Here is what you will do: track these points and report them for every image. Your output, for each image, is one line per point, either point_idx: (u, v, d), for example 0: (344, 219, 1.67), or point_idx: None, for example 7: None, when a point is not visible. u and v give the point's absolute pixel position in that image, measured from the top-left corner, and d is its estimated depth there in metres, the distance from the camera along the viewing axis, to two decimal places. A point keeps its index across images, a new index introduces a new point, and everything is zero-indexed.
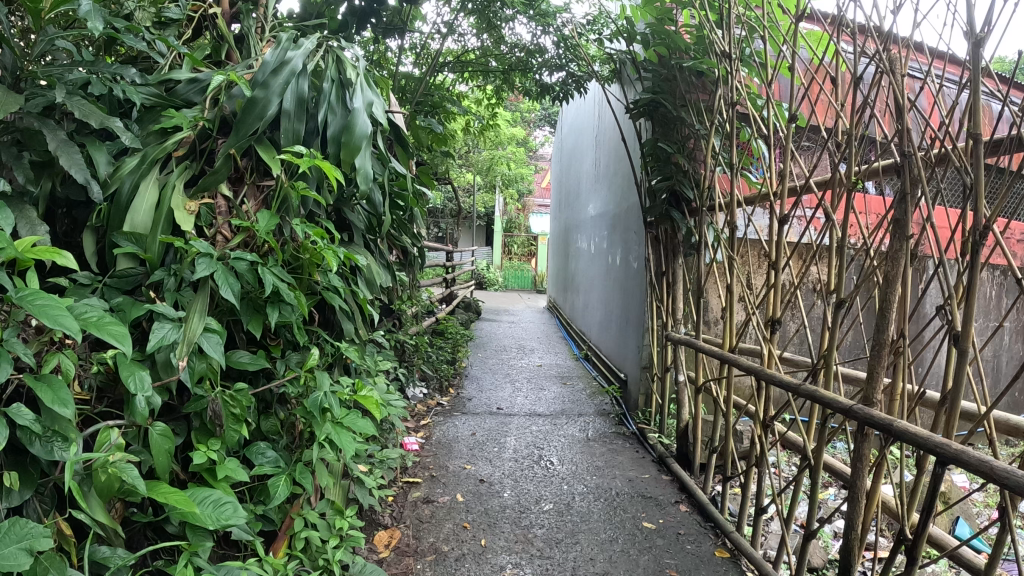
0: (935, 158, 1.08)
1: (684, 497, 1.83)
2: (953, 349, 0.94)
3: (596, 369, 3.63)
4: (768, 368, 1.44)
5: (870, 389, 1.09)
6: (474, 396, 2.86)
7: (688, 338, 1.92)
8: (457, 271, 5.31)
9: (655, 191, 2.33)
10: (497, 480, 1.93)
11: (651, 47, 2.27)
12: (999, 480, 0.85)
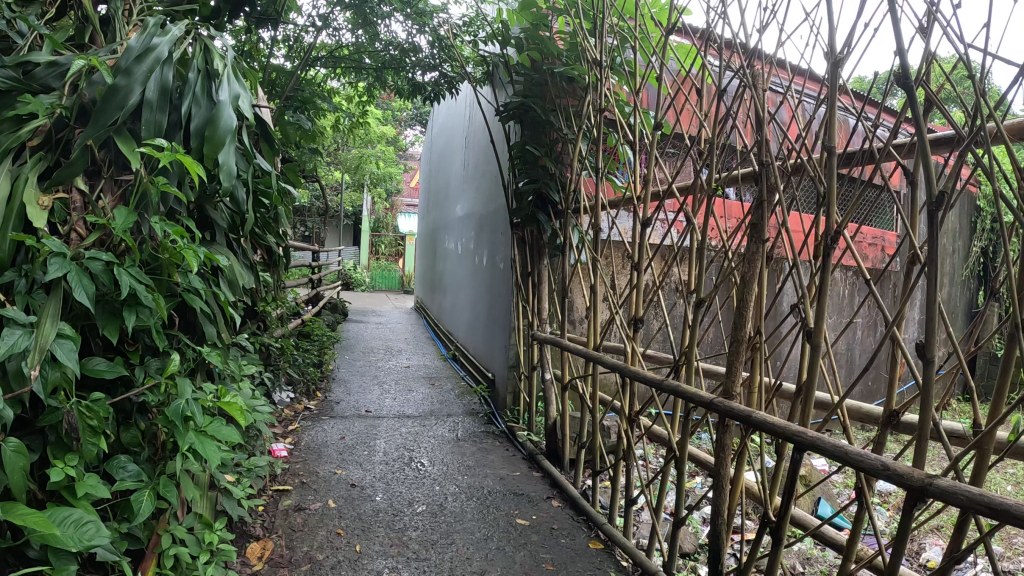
0: (791, 168, 1.14)
1: (556, 493, 1.87)
2: (806, 343, 1.01)
3: (464, 370, 3.63)
4: (632, 366, 1.46)
5: (729, 383, 1.15)
6: (341, 399, 2.80)
7: (554, 337, 1.96)
8: (323, 272, 5.19)
9: (525, 193, 2.38)
10: (368, 484, 1.90)
11: (525, 51, 2.32)
12: (854, 463, 0.96)
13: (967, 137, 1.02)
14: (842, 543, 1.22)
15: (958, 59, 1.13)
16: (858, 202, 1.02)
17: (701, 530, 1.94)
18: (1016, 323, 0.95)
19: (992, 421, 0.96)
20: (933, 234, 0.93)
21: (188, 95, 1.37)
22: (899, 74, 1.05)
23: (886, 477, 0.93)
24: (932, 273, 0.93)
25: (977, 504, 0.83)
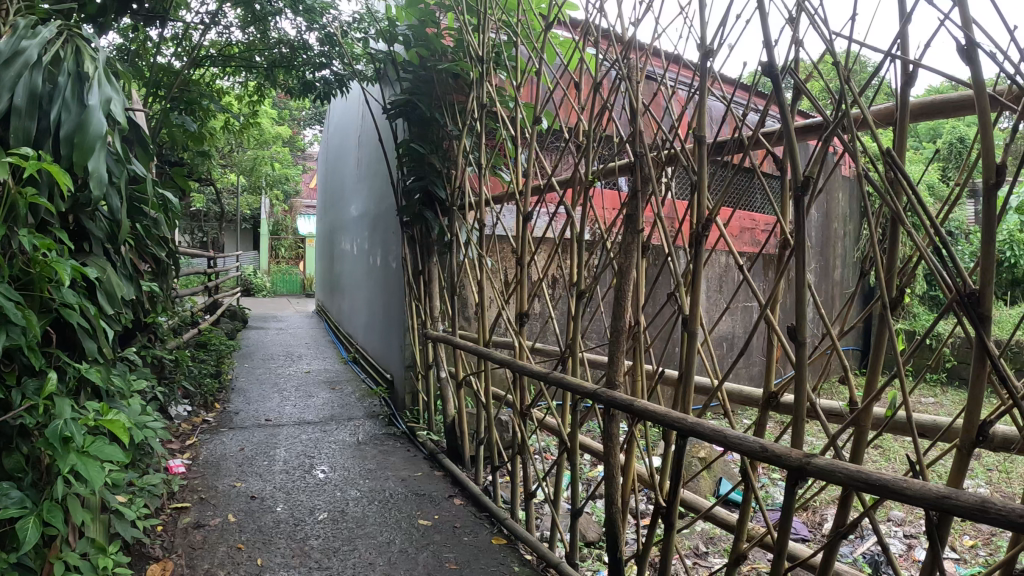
0: (663, 157, 1.17)
1: (457, 492, 1.87)
2: (683, 328, 1.03)
3: (363, 372, 3.60)
4: (521, 360, 1.49)
5: (613, 372, 1.19)
6: (241, 409, 2.73)
7: (446, 335, 1.97)
8: (221, 278, 5.07)
9: (411, 190, 2.39)
10: (269, 495, 1.85)
11: (413, 49, 2.31)
12: (734, 447, 1.00)
13: (832, 122, 1.04)
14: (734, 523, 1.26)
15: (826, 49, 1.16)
16: (730, 187, 1.05)
17: (597, 519, 1.99)
18: (885, 302, 0.98)
19: (868, 396, 0.98)
20: (801, 215, 0.96)
21: (57, 101, 1.31)
22: (765, 62, 1.08)
23: (763, 459, 0.97)
24: (801, 256, 0.95)
25: (855, 479, 0.89)
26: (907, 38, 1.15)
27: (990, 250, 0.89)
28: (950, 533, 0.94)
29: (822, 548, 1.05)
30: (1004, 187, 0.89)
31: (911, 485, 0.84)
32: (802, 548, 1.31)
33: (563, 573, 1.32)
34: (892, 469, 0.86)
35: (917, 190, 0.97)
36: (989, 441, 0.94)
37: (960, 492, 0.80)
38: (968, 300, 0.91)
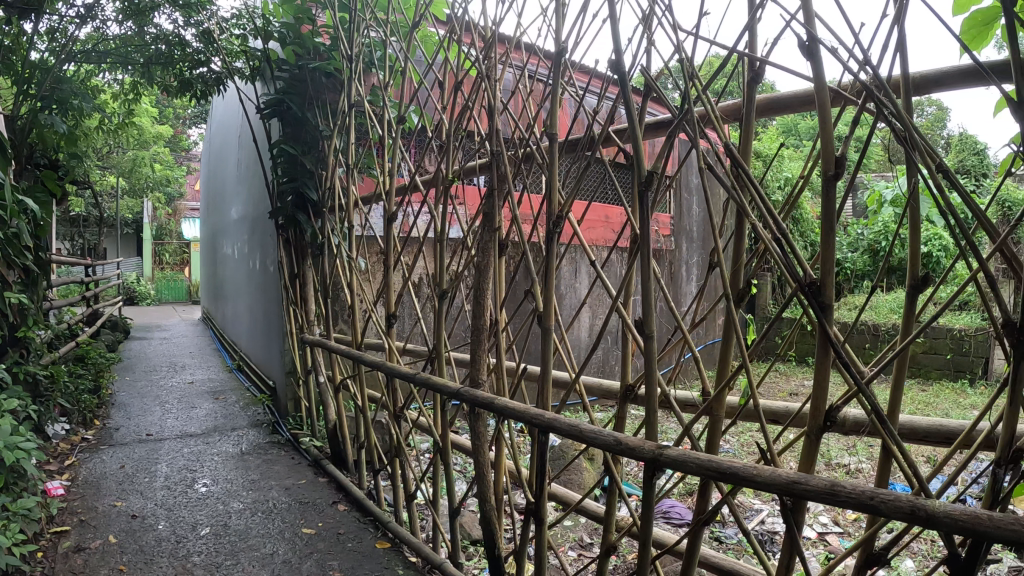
0: (521, 157, 1.45)
1: (341, 497, 2.14)
2: (540, 325, 1.29)
3: (250, 379, 3.75)
4: (392, 361, 1.84)
5: (475, 369, 1.54)
6: (121, 426, 2.91)
7: (321, 340, 2.25)
8: (99, 288, 5.03)
9: (285, 193, 2.65)
10: (150, 513, 1.99)
11: (289, 43, 2.62)
12: (586, 437, 1.23)
13: (679, 116, 1.11)
14: (599, 515, 1.61)
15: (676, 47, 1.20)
16: (578, 184, 1.24)
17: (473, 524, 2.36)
18: (731, 294, 1.05)
19: (721, 385, 1.09)
20: (645, 212, 1.08)
21: None
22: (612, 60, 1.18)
23: (619, 451, 1.17)
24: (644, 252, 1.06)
25: (708, 468, 1.05)
26: (756, 32, 1.18)
27: (829, 241, 0.94)
28: (803, 516, 1.03)
29: (690, 536, 1.15)
30: (843, 178, 0.93)
31: (761, 473, 0.99)
32: (671, 534, 1.56)
33: (447, 572, 1.56)
34: (743, 459, 1.01)
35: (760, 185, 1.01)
36: (836, 425, 0.99)
37: (809, 478, 0.95)
38: (811, 289, 0.95)
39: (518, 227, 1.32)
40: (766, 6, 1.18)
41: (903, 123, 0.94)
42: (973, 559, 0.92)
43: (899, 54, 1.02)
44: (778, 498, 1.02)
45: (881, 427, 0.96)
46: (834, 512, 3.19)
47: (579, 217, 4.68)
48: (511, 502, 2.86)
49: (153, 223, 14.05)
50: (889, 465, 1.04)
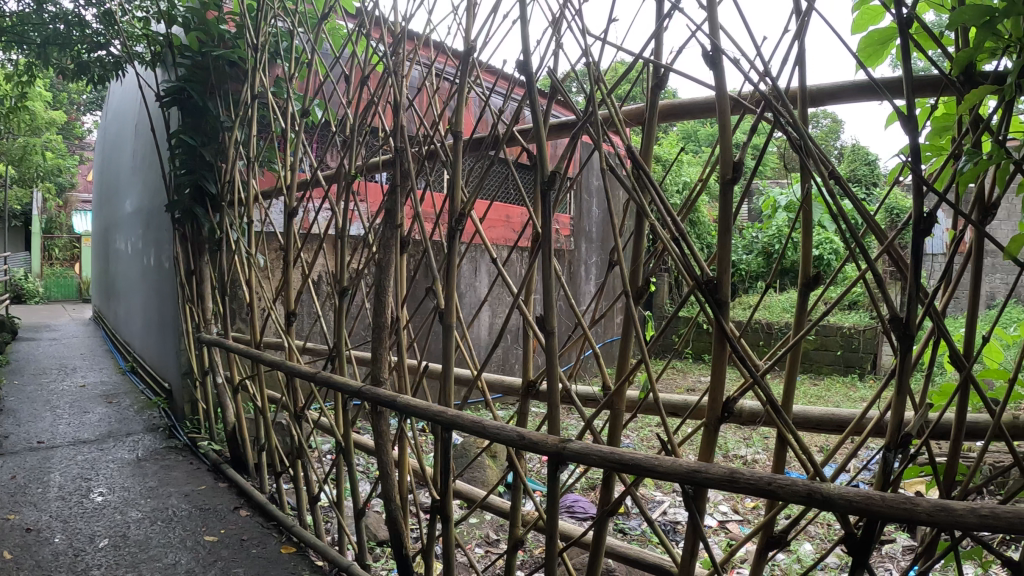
0: (424, 154, 1.62)
1: (243, 502, 2.11)
2: (442, 322, 1.41)
3: (145, 381, 3.64)
4: (293, 360, 1.97)
5: (377, 368, 1.63)
6: (11, 433, 2.79)
7: (219, 339, 2.21)
8: None
9: (183, 185, 2.58)
10: (45, 526, 1.93)
11: (192, 30, 2.58)
12: (488, 434, 1.30)
13: (582, 120, 1.18)
14: (506, 510, 1.83)
15: (585, 50, 1.23)
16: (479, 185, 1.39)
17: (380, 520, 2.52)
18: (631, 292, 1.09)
19: (620, 379, 1.14)
20: (548, 211, 1.13)
21: None
22: (524, 61, 1.23)
23: (523, 446, 1.23)
24: (547, 252, 1.13)
25: (609, 460, 1.10)
26: (660, 40, 1.22)
27: (725, 241, 0.96)
28: (705, 503, 1.06)
29: (595, 527, 1.23)
30: (740, 182, 0.97)
31: (664, 463, 1.04)
32: (576, 527, 1.76)
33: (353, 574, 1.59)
34: (646, 451, 1.06)
35: (660, 189, 1.05)
36: (732, 415, 1.03)
37: (710, 467, 1.00)
38: (708, 287, 0.98)
39: (420, 223, 1.47)
40: (672, 16, 1.21)
41: (801, 132, 0.98)
42: (868, 536, 0.98)
43: (797, 67, 1.07)
44: (680, 487, 1.05)
45: (774, 416, 1.00)
46: (734, 500, 3.37)
47: (478, 213, 4.83)
48: (416, 499, 3.06)
49: (44, 215, 13.48)
50: (784, 452, 1.08)
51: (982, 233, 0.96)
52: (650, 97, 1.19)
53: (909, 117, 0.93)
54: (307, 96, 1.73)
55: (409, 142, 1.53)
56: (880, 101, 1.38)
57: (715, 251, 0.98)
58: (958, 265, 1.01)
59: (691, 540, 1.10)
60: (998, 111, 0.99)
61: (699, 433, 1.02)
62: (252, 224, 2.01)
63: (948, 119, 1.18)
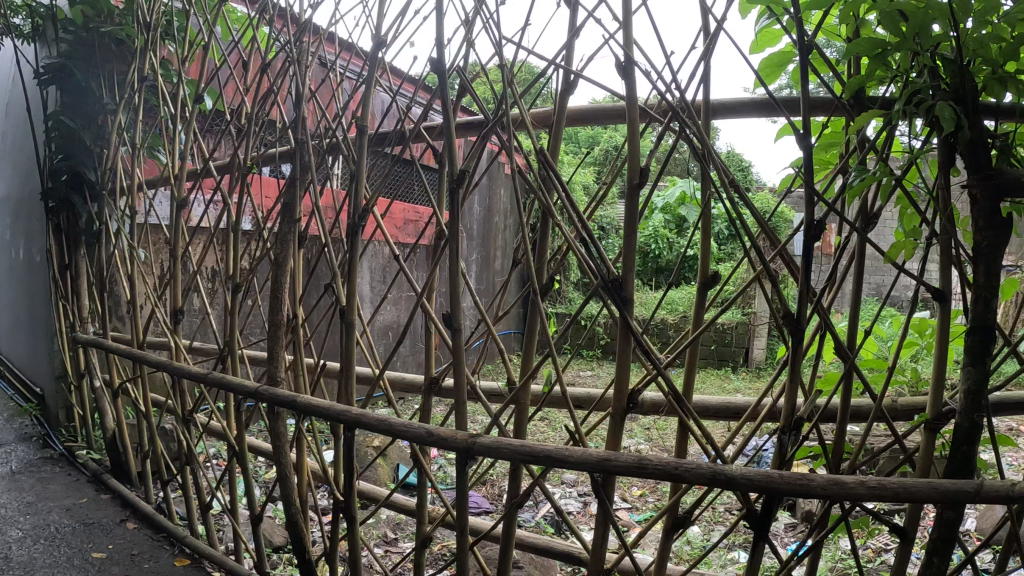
0: (325, 148, 1.52)
1: (130, 514, 2.01)
2: (342, 318, 1.35)
3: (12, 386, 3.39)
4: (177, 359, 1.83)
5: (274, 367, 1.53)
6: None
7: (96, 339, 2.02)
8: None
9: (58, 171, 2.46)
10: None
11: (76, 6, 2.50)
12: (398, 433, 1.24)
13: (494, 119, 1.16)
14: (412, 507, 1.86)
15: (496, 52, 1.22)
16: (383, 181, 1.35)
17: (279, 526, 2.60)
18: (537, 289, 1.09)
19: (525, 375, 1.14)
20: (457, 211, 1.12)
21: None
22: (435, 60, 1.21)
23: (429, 443, 1.20)
24: (453, 248, 1.13)
25: (517, 453, 1.10)
26: (574, 48, 1.20)
27: (630, 241, 0.98)
28: (614, 491, 1.09)
29: (504, 521, 1.24)
30: (646, 187, 0.99)
31: (572, 453, 1.05)
32: (485, 521, 1.93)
33: None
34: (555, 443, 1.07)
35: (565, 189, 1.06)
36: (636, 406, 1.05)
37: (619, 456, 1.03)
38: (613, 285, 0.99)
39: (321, 218, 1.41)
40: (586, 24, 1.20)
41: (704, 141, 1.01)
42: (767, 513, 1.04)
43: (701, 86, 1.09)
44: (590, 477, 1.07)
45: (678, 406, 1.02)
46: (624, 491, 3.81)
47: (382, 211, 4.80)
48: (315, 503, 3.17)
49: None
50: (686, 438, 1.11)
51: (865, 240, 1.01)
52: (558, 102, 1.19)
53: (803, 131, 1.00)
54: (201, 83, 1.65)
55: (309, 136, 1.47)
56: (779, 118, 1.41)
57: (621, 250, 0.99)
58: (841, 267, 1.04)
59: (601, 527, 1.12)
60: (881, 133, 1.06)
61: (603, 425, 1.02)
62: (133, 215, 1.84)
63: (835, 139, 1.20)
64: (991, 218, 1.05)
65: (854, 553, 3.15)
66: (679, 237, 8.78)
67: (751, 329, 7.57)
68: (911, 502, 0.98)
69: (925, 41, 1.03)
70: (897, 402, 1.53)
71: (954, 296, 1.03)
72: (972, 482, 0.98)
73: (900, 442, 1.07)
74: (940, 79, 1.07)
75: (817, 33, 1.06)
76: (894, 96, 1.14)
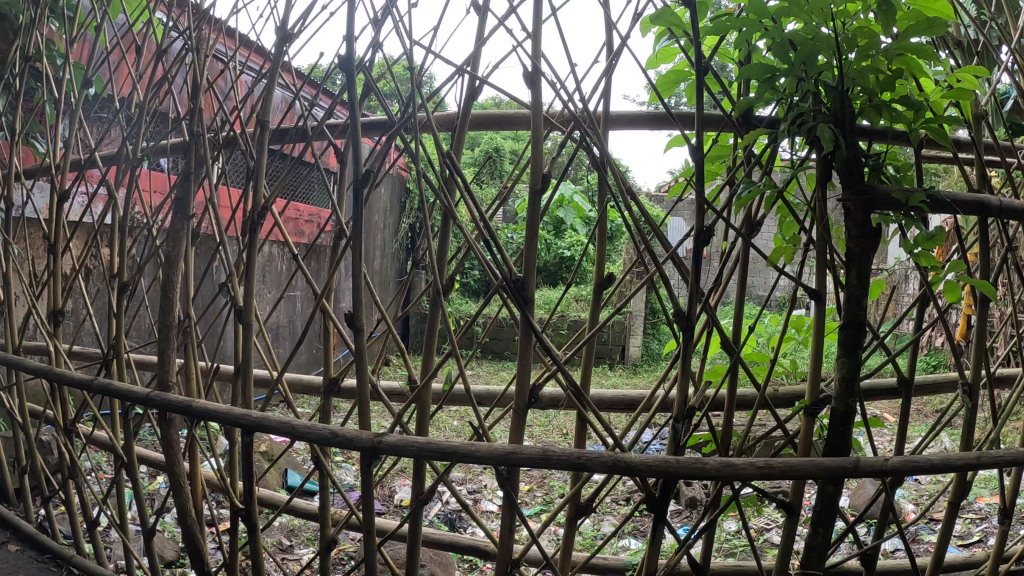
0: (221, 142, 1.50)
1: (12, 536, 1.94)
2: (239, 321, 1.34)
3: None
4: (57, 364, 1.72)
5: (165, 372, 1.49)
6: None
7: None
8: None
9: None
10: None
11: None
12: (302, 435, 1.24)
13: (400, 121, 1.15)
14: (311, 510, 1.84)
15: (405, 54, 1.23)
16: (282, 180, 1.35)
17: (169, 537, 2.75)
18: (439, 289, 1.12)
19: (427, 375, 1.15)
20: (360, 209, 1.14)
21: None
22: (343, 59, 1.21)
23: (334, 443, 1.20)
24: (356, 248, 1.13)
25: (423, 449, 1.13)
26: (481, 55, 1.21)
27: (532, 245, 1.00)
28: (518, 484, 1.12)
29: (410, 518, 1.25)
30: (547, 192, 1.02)
31: (478, 448, 1.08)
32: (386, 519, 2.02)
33: None
34: (462, 439, 1.09)
35: (470, 192, 1.09)
36: (537, 402, 1.07)
37: (523, 449, 1.06)
38: (514, 285, 1.01)
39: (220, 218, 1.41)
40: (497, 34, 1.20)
41: (600, 150, 1.06)
42: (665, 497, 1.10)
43: (601, 98, 1.12)
44: (495, 470, 1.09)
45: (577, 400, 1.05)
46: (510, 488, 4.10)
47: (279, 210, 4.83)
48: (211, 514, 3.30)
49: None
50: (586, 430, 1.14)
51: (751, 246, 1.06)
52: (460, 107, 1.20)
53: (696, 143, 1.05)
54: (89, 68, 1.58)
55: (204, 133, 1.44)
56: (668, 131, 1.48)
57: (522, 251, 1.01)
58: (727, 270, 1.09)
59: (507, 520, 1.15)
60: (766, 149, 1.15)
61: (507, 422, 1.04)
62: (7, 208, 1.72)
63: (722, 152, 1.23)
64: (862, 226, 1.15)
65: (733, 536, 3.35)
66: (557, 238, 9.05)
67: (625, 327, 7.90)
68: (797, 479, 1.10)
69: (810, 68, 1.13)
70: (779, 390, 1.65)
71: (829, 296, 1.12)
72: (850, 460, 1.12)
73: (781, 428, 1.14)
74: (821, 104, 1.19)
75: (712, 55, 1.15)
76: (777, 117, 1.23)
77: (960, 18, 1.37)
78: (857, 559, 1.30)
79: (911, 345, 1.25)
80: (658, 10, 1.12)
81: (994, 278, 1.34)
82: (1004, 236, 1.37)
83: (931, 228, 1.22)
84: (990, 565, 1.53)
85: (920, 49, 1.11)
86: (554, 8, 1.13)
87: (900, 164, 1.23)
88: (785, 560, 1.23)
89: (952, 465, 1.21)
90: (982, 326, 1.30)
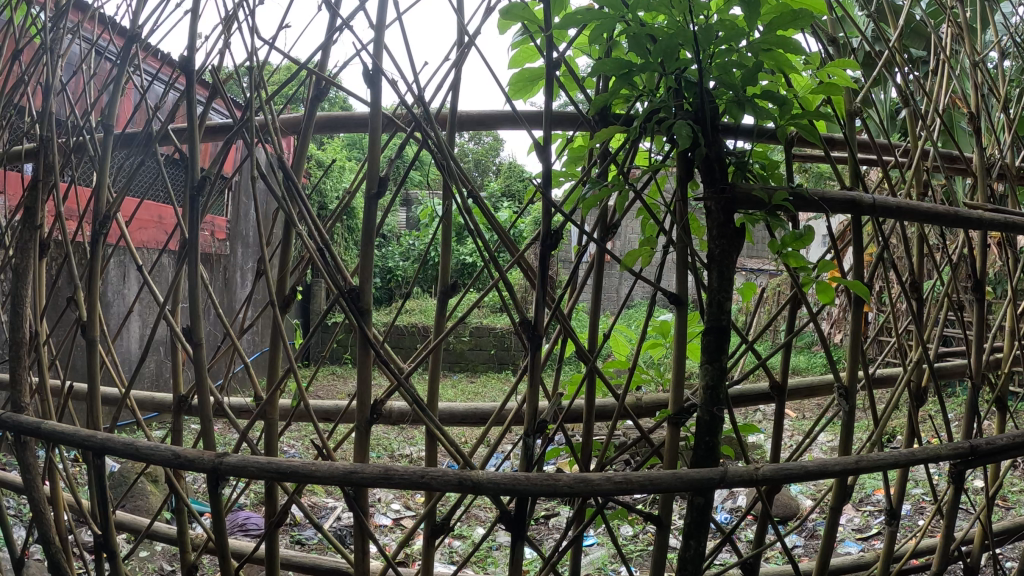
0: (70, 145, 1.39)
1: None
2: (83, 337, 1.24)
3: None
4: None
5: (16, 393, 1.37)
6: None
7: None
8: None
9: None
10: None
11: None
12: (143, 457, 1.10)
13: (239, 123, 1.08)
14: (175, 532, 1.76)
15: (251, 51, 1.14)
16: (130, 184, 1.25)
17: (42, 566, 3.09)
18: (277, 301, 1.06)
19: (272, 389, 1.09)
20: (196, 217, 1.06)
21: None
22: (185, 56, 1.11)
23: (177, 466, 1.08)
24: (193, 261, 1.06)
25: (266, 469, 1.03)
26: (328, 54, 1.13)
27: (367, 253, 0.96)
28: (368, 503, 1.06)
29: (266, 541, 1.17)
30: (384, 196, 0.97)
31: (318, 468, 1.01)
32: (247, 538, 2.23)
33: None
34: (304, 458, 1.02)
35: (308, 197, 1.03)
36: (381, 416, 1.02)
37: (365, 467, 1.00)
38: (350, 295, 0.96)
39: (61, 221, 1.26)
40: (343, 32, 1.12)
41: (443, 151, 1.01)
42: (522, 513, 1.05)
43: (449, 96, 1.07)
44: (341, 490, 1.03)
45: (421, 415, 1.00)
46: (406, 499, 4.39)
47: (128, 213, 5.12)
48: (78, 539, 3.64)
49: None
50: (436, 443, 1.10)
51: (603, 250, 1.04)
52: (310, 109, 1.13)
53: (544, 147, 1.01)
54: None
55: (51, 136, 1.32)
56: (523, 132, 1.47)
57: (358, 260, 0.96)
58: (581, 274, 1.06)
59: (360, 543, 1.08)
60: (624, 148, 1.11)
61: (350, 438, 0.98)
62: None
63: (579, 151, 1.23)
64: (723, 227, 1.12)
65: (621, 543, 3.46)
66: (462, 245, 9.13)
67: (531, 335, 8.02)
68: (662, 491, 1.04)
69: (671, 64, 1.06)
70: (640, 398, 1.65)
71: (689, 299, 1.09)
72: (717, 468, 1.07)
73: (646, 437, 1.11)
74: (682, 100, 1.13)
75: (568, 53, 1.09)
76: (640, 115, 1.18)
77: (834, 13, 1.34)
78: (735, 567, 1.26)
79: (782, 347, 1.22)
80: (509, 4, 1.06)
81: (868, 278, 1.32)
82: (878, 235, 1.35)
83: (799, 227, 1.20)
84: (880, 566, 1.43)
85: (791, 44, 1.05)
86: (398, 6, 1.06)
87: (767, 162, 1.20)
88: (659, 573, 1.18)
89: (828, 470, 1.12)
90: (861, 326, 1.26)
